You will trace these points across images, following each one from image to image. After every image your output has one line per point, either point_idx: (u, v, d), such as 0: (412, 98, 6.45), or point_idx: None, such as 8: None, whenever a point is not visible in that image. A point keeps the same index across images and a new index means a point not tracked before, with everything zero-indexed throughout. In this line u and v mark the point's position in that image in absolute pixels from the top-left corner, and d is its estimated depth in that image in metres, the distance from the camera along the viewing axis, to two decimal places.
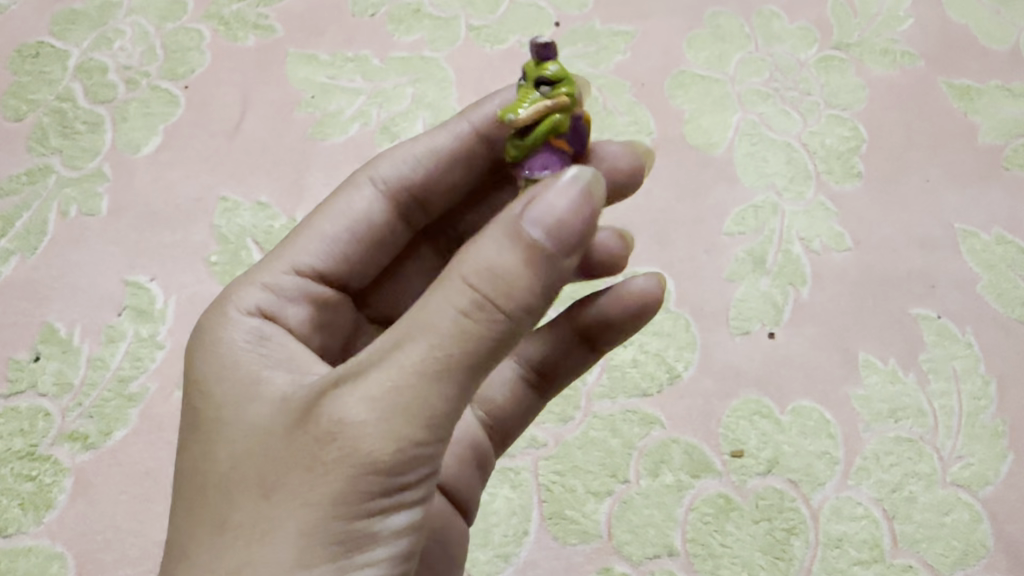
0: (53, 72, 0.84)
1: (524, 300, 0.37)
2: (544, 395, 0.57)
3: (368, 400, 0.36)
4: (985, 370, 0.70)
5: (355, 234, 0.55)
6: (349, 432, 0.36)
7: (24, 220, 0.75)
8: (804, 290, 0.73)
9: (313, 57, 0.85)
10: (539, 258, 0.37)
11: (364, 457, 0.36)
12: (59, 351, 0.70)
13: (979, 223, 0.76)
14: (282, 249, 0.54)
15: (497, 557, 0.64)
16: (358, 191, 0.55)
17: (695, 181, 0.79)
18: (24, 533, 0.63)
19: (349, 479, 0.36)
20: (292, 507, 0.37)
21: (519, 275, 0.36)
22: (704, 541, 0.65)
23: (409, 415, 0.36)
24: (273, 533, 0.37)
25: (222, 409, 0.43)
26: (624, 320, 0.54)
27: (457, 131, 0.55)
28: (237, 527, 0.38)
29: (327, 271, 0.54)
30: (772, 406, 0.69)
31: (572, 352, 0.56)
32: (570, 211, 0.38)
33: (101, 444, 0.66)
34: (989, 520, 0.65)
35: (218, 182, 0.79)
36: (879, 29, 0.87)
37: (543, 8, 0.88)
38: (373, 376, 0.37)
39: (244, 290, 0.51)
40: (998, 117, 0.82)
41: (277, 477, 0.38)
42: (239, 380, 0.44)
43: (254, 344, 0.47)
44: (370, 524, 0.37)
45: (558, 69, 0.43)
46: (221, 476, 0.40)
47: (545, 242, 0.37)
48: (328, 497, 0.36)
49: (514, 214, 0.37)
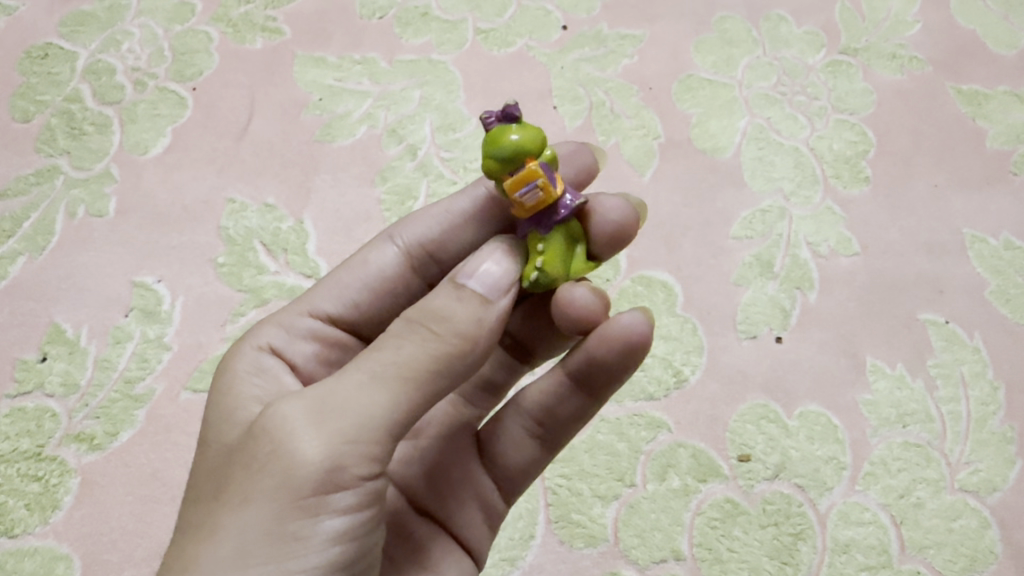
0: (61, 74, 0.84)
1: (457, 324, 0.39)
2: (547, 446, 0.53)
3: (308, 401, 0.38)
4: (993, 375, 0.70)
5: (371, 287, 0.54)
6: (286, 432, 0.38)
7: (31, 220, 0.75)
8: (812, 295, 0.73)
9: (321, 59, 0.85)
10: (468, 295, 0.40)
11: (295, 453, 0.37)
12: (66, 352, 0.70)
13: (987, 229, 0.76)
14: (306, 295, 0.55)
15: (503, 561, 0.64)
16: (378, 248, 0.55)
17: (702, 186, 0.79)
18: (30, 534, 0.63)
19: (280, 476, 0.37)
20: (234, 505, 0.38)
21: (452, 306, 0.40)
22: (711, 546, 0.64)
23: (341, 414, 0.38)
24: (217, 528, 0.38)
25: (208, 431, 0.45)
26: (614, 362, 0.48)
27: (473, 195, 0.55)
28: (193, 529, 0.39)
29: (344, 320, 0.54)
30: (779, 411, 0.69)
31: (566, 401, 0.51)
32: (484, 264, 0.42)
33: (107, 446, 0.66)
34: (997, 526, 0.65)
35: (225, 183, 0.79)
36: (887, 34, 0.87)
37: (550, 12, 0.88)
38: (320, 387, 0.39)
39: (262, 328, 0.52)
40: (1005, 123, 0.82)
41: (226, 477, 0.39)
42: (225, 405, 0.46)
43: (250, 371, 0.48)
44: (305, 526, 0.38)
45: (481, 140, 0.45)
46: (195, 490, 0.42)
47: (476, 286, 0.41)
48: (263, 495, 0.37)
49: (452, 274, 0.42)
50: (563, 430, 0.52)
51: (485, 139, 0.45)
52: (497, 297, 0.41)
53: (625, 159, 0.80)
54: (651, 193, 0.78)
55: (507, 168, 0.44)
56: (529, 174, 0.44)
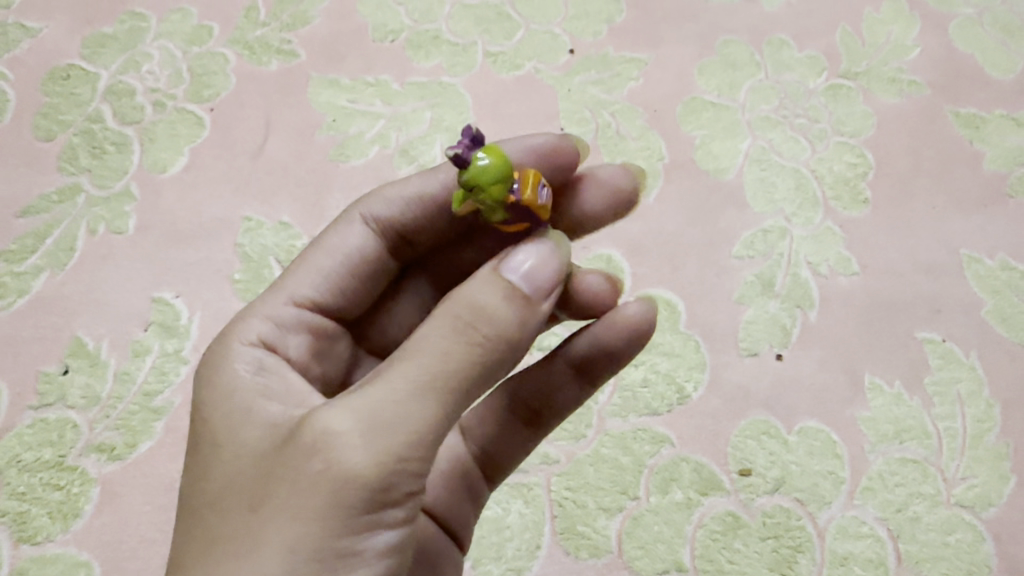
0: (83, 94, 0.86)
1: (503, 328, 0.40)
2: (537, 431, 0.55)
3: (356, 414, 0.38)
4: (989, 393, 0.72)
5: (350, 270, 0.56)
6: (334, 446, 0.38)
7: (53, 237, 0.78)
8: (812, 313, 0.75)
9: (335, 81, 0.88)
10: (517, 296, 0.41)
11: (346, 469, 0.38)
12: (87, 365, 0.72)
13: (984, 249, 0.78)
14: (281, 280, 0.55)
15: (510, 570, 0.66)
16: (352, 229, 0.56)
17: (705, 206, 0.81)
18: (52, 541, 0.65)
19: (332, 493, 0.38)
20: (279, 519, 0.38)
21: (497, 306, 0.40)
22: (712, 558, 0.66)
23: (393, 430, 0.38)
24: (260, 541, 0.38)
25: (216, 434, 0.44)
26: (621, 346, 0.54)
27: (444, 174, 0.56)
28: (228, 544, 0.39)
29: (326, 305, 0.55)
30: (780, 427, 0.71)
31: (565, 386, 0.54)
32: (535, 261, 0.42)
33: (127, 456, 0.69)
34: (992, 540, 0.66)
35: (241, 201, 0.81)
36: (886, 58, 0.89)
37: (558, 35, 0.90)
38: (364, 396, 0.39)
39: (245, 320, 0.52)
40: (1002, 146, 0.84)
41: (265, 489, 0.39)
42: (233, 405, 0.45)
43: (254, 370, 0.48)
44: (356, 542, 0.38)
45: (468, 179, 0.43)
46: (214, 498, 0.41)
47: (520, 283, 0.41)
48: (311, 513, 0.37)
49: (492, 266, 0.42)
50: (555, 416, 0.55)
51: (486, 166, 0.43)
52: (542, 298, 0.42)
53: None
54: (655, 213, 0.80)
55: (508, 186, 0.44)
56: (531, 183, 0.44)
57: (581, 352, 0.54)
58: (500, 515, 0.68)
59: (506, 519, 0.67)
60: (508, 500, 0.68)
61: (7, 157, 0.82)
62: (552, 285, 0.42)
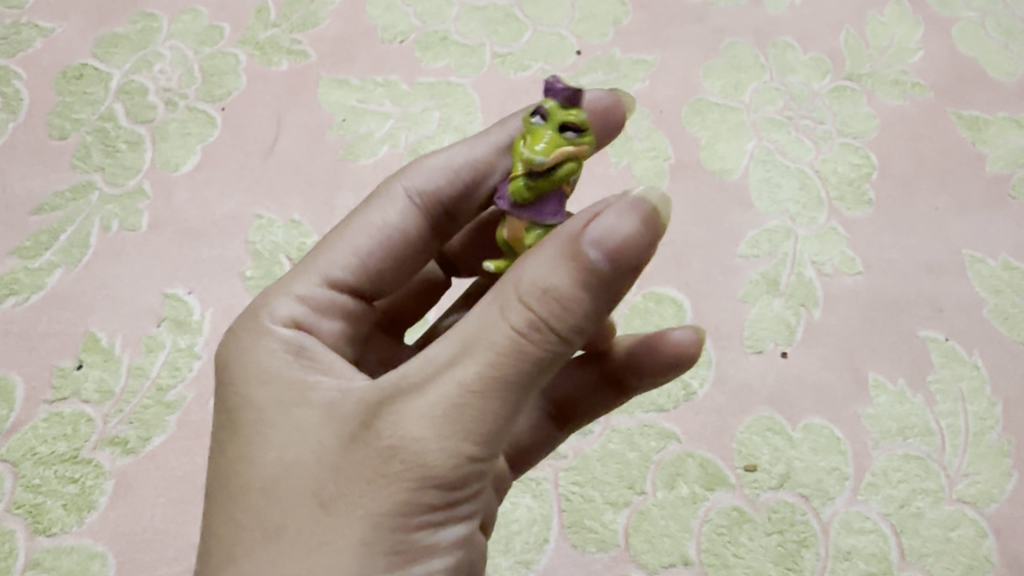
0: (96, 93, 0.87)
1: (576, 322, 0.39)
2: (563, 426, 0.58)
3: (428, 414, 0.39)
4: (991, 391, 0.73)
5: (389, 248, 0.54)
6: (409, 447, 0.39)
7: (67, 233, 0.79)
8: (816, 312, 0.76)
9: (345, 81, 0.89)
10: (593, 279, 0.38)
11: (422, 472, 0.39)
12: (101, 360, 0.73)
13: (987, 249, 0.79)
14: (313, 258, 0.54)
15: (519, 563, 0.67)
16: (393, 204, 0.55)
17: (711, 206, 0.82)
18: (67, 532, 0.66)
19: (408, 494, 0.39)
20: (352, 515, 0.39)
21: (570, 296, 0.39)
22: (718, 552, 0.67)
23: (468, 429, 0.39)
24: (331, 536, 0.39)
25: (270, 416, 0.45)
26: (659, 364, 0.57)
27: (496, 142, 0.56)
28: (294, 536, 0.40)
29: (360, 286, 0.54)
30: (784, 423, 0.72)
31: (598, 392, 0.58)
32: (622, 225, 0.39)
33: (140, 450, 0.70)
34: (994, 536, 0.67)
35: (253, 199, 0.82)
36: (889, 61, 0.90)
37: (565, 37, 0.91)
38: (433, 393, 0.39)
39: (276, 300, 0.51)
40: (1004, 147, 0.85)
41: (334, 484, 0.40)
42: (286, 389, 0.46)
43: (289, 356, 0.47)
44: (427, 536, 0.40)
45: (585, 119, 0.44)
46: (272, 484, 0.42)
47: (598, 259, 0.38)
48: (386, 512, 0.39)
49: (570, 234, 0.39)
50: (586, 414, 0.59)
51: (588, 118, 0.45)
52: (624, 278, 0.39)
53: (637, 180, 0.83)
54: None
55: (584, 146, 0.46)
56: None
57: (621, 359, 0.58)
58: (509, 509, 0.68)
59: (515, 512, 0.68)
60: (518, 494, 0.69)
61: (21, 156, 0.83)
62: (641, 259, 0.39)
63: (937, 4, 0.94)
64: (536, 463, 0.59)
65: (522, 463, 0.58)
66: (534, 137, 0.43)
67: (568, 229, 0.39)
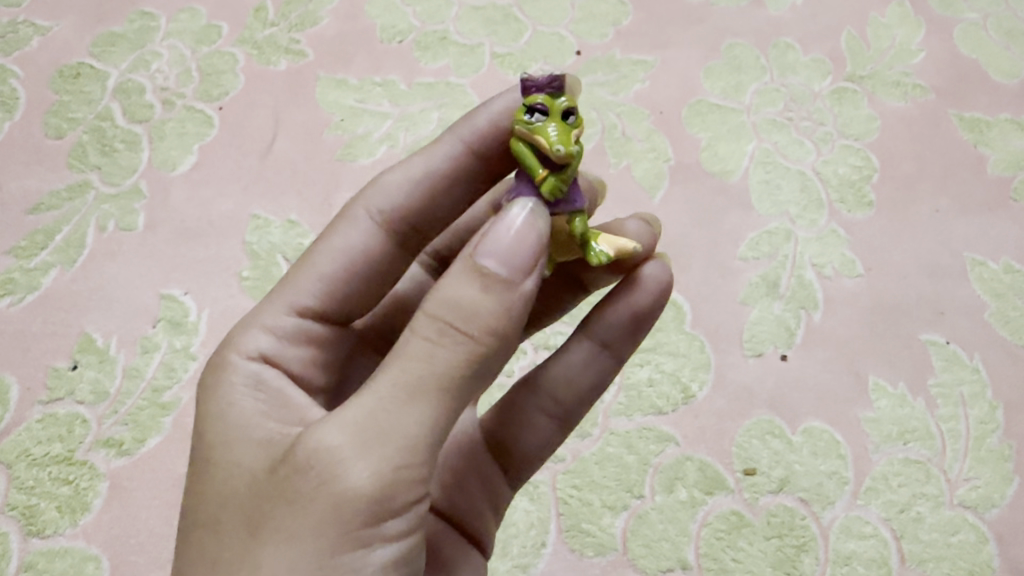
0: (93, 92, 0.87)
1: (487, 325, 0.39)
2: (563, 425, 0.57)
3: (346, 426, 0.39)
4: (992, 395, 0.72)
5: (352, 270, 0.56)
6: (327, 462, 0.39)
7: (63, 233, 0.78)
8: (816, 314, 0.76)
9: (344, 81, 0.88)
10: (493, 282, 0.40)
11: (343, 486, 0.38)
12: (96, 360, 0.73)
13: (988, 252, 0.79)
14: (280, 289, 0.56)
15: (515, 567, 0.66)
16: (355, 226, 0.57)
17: (710, 208, 0.81)
18: (61, 535, 0.66)
19: (331, 509, 0.38)
20: (280, 538, 0.39)
21: (473, 300, 0.39)
22: (716, 556, 0.66)
23: (385, 439, 0.38)
24: (266, 556, 0.39)
25: (213, 450, 0.45)
26: (650, 308, 0.55)
27: (452, 152, 0.57)
28: (230, 563, 0.40)
29: (326, 310, 0.56)
30: (784, 427, 0.71)
31: (591, 364, 0.56)
32: (519, 232, 0.42)
33: (135, 451, 0.69)
34: (995, 541, 0.67)
35: (250, 200, 0.82)
36: (890, 63, 0.90)
37: (565, 37, 0.91)
38: (351, 409, 0.39)
39: (245, 334, 0.53)
40: (1006, 150, 0.84)
41: (264, 510, 0.40)
42: (233, 424, 0.46)
43: (249, 386, 0.49)
44: (357, 555, 0.39)
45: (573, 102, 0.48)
46: (211, 513, 0.43)
47: (494, 270, 0.40)
48: (312, 530, 0.38)
49: (469, 252, 0.41)
50: (580, 404, 0.57)
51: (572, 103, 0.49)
52: (522, 278, 0.41)
53: (637, 181, 0.82)
54: (661, 214, 0.81)
55: None
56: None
57: (603, 330, 0.55)
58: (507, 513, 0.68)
59: (513, 516, 0.68)
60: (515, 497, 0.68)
61: (17, 154, 0.83)
62: (534, 260, 0.41)
63: (939, 6, 0.93)
64: (538, 466, 0.58)
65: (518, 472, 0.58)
66: (549, 131, 0.46)
67: (471, 248, 0.41)
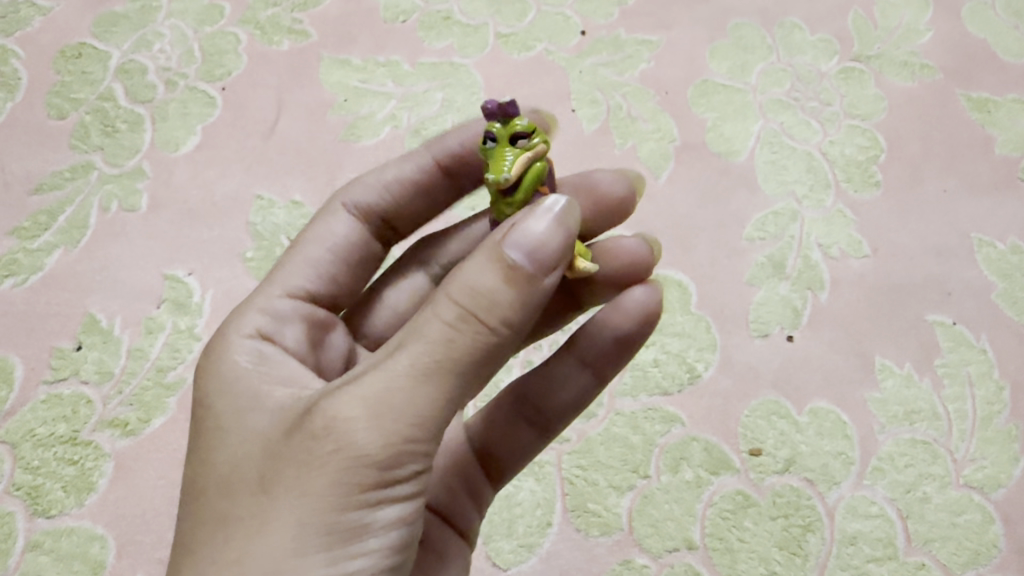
0: (95, 72, 0.86)
1: (505, 314, 0.39)
2: (543, 432, 0.56)
3: (362, 397, 0.38)
4: (999, 375, 0.72)
5: (338, 255, 0.58)
6: (340, 429, 0.38)
7: (66, 214, 0.78)
8: (822, 295, 0.75)
9: (347, 61, 0.88)
10: (519, 277, 0.39)
11: (354, 451, 0.38)
12: (100, 341, 0.73)
13: (995, 233, 0.78)
14: (273, 275, 0.57)
15: (521, 547, 0.66)
16: (334, 217, 0.59)
17: (717, 188, 0.81)
18: (67, 514, 0.66)
19: (342, 473, 0.38)
20: (287, 499, 0.39)
21: (496, 289, 0.39)
22: (722, 536, 0.66)
23: (399, 413, 0.38)
24: (275, 513, 0.39)
25: (223, 419, 0.45)
26: (637, 331, 0.55)
27: (422, 163, 0.60)
28: (237, 521, 0.40)
29: (318, 293, 0.57)
30: (789, 407, 0.71)
31: (573, 377, 0.56)
32: (550, 228, 0.40)
33: (140, 432, 0.69)
34: (1001, 521, 0.67)
35: (253, 180, 0.81)
36: (898, 42, 0.89)
37: (569, 16, 0.90)
38: (367, 379, 0.39)
39: (243, 316, 0.52)
40: (1013, 130, 0.83)
41: (274, 471, 0.40)
42: (242, 395, 0.46)
43: (252, 361, 0.49)
44: (364, 515, 0.39)
45: (527, 121, 0.46)
46: (220, 475, 0.43)
47: (520, 263, 0.39)
48: (321, 492, 0.38)
49: (497, 239, 0.40)
50: (561, 416, 0.56)
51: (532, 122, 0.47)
52: (545, 274, 0.40)
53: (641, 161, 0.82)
54: (666, 195, 0.80)
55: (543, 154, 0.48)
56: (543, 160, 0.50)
57: (588, 348, 0.55)
58: (512, 493, 0.68)
59: (518, 496, 0.68)
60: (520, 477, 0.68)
61: (19, 135, 0.83)
62: (560, 257, 0.40)
63: None
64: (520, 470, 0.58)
65: (501, 472, 0.57)
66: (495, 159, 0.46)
67: (498, 235, 0.40)
